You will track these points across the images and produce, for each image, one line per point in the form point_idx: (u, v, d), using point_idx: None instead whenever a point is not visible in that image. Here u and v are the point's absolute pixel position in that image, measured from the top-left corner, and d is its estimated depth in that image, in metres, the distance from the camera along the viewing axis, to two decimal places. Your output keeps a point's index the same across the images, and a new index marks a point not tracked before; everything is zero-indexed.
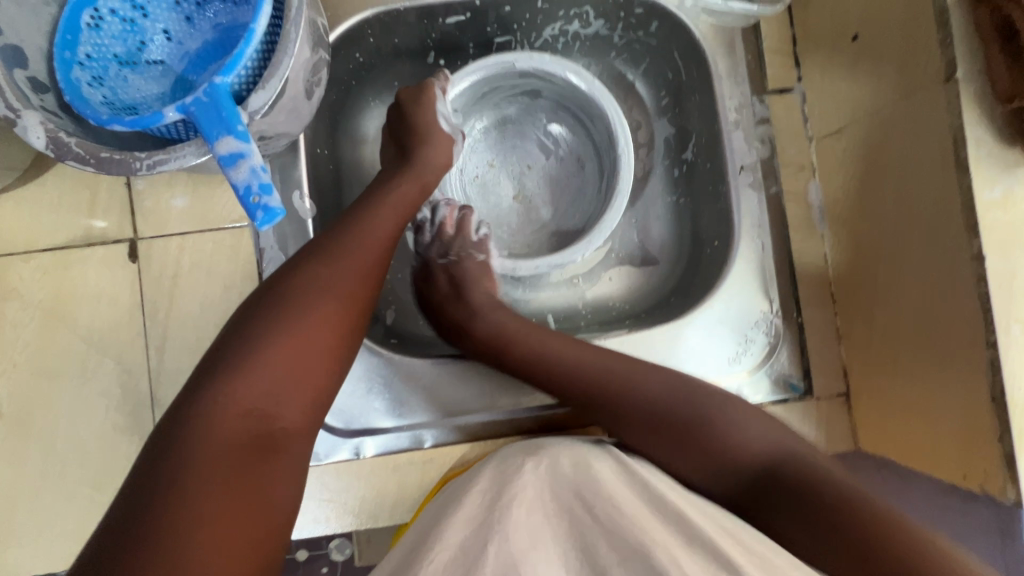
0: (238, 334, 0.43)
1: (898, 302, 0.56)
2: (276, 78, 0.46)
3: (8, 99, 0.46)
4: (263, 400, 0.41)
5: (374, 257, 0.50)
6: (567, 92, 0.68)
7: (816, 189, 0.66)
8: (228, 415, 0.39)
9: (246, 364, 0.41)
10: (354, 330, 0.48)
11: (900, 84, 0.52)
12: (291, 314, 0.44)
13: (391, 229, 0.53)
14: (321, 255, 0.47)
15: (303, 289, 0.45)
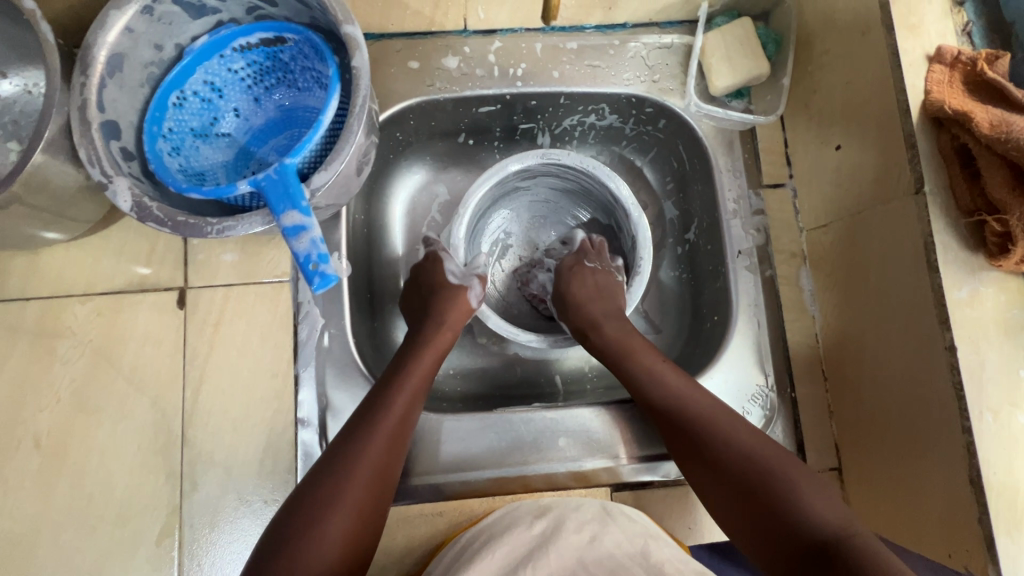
0: (288, 525, 0.49)
1: (883, 384, 0.61)
2: (337, 163, 0.54)
3: (104, 167, 0.53)
4: (307, 573, 0.47)
5: (392, 440, 0.56)
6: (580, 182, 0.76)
7: (807, 274, 0.72)
8: None
9: (287, 552, 0.47)
10: (368, 529, 0.52)
11: (877, 192, 0.60)
12: (332, 496, 0.51)
13: (410, 407, 0.59)
14: (352, 452, 0.54)
15: (325, 502, 0.50)
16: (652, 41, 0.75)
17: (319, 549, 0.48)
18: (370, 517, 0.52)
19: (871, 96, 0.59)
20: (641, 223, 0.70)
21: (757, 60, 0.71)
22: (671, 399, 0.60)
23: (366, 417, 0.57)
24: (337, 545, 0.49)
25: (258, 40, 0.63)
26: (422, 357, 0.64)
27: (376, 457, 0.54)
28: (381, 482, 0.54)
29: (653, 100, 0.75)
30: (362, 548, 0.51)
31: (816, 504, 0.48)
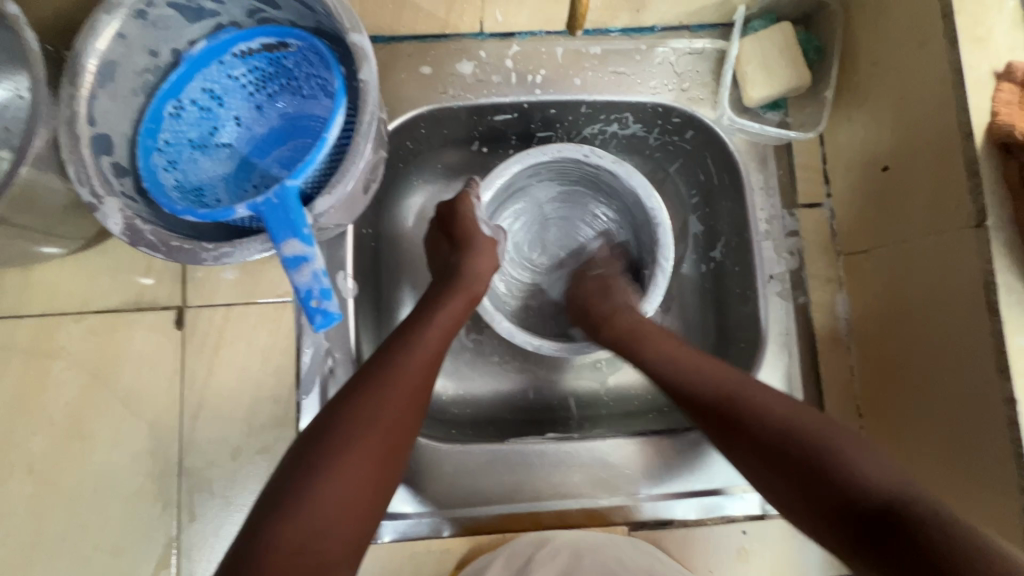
0: (298, 465, 0.44)
1: (925, 428, 0.57)
2: (342, 186, 0.50)
3: (93, 186, 0.49)
4: (322, 529, 0.42)
5: (419, 381, 0.51)
6: (579, 169, 0.71)
7: (843, 302, 0.67)
8: (281, 557, 0.40)
9: (302, 502, 0.42)
10: (392, 463, 0.48)
11: (929, 221, 0.55)
12: (348, 438, 0.46)
13: (436, 355, 0.55)
14: (377, 385, 0.49)
15: (346, 429, 0.46)
16: (682, 46, 0.70)
17: (334, 492, 0.43)
18: (388, 464, 0.47)
19: (928, 114, 0.54)
20: (635, 176, 0.66)
21: (797, 69, 0.65)
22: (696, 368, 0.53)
23: (392, 348, 0.53)
24: (353, 496, 0.44)
25: (260, 46, 0.58)
26: (449, 301, 0.59)
27: (401, 393, 0.50)
28: (404, 429, 0.49)
29: (681, 110, 0.70)
30: (378, 509, 0.46)
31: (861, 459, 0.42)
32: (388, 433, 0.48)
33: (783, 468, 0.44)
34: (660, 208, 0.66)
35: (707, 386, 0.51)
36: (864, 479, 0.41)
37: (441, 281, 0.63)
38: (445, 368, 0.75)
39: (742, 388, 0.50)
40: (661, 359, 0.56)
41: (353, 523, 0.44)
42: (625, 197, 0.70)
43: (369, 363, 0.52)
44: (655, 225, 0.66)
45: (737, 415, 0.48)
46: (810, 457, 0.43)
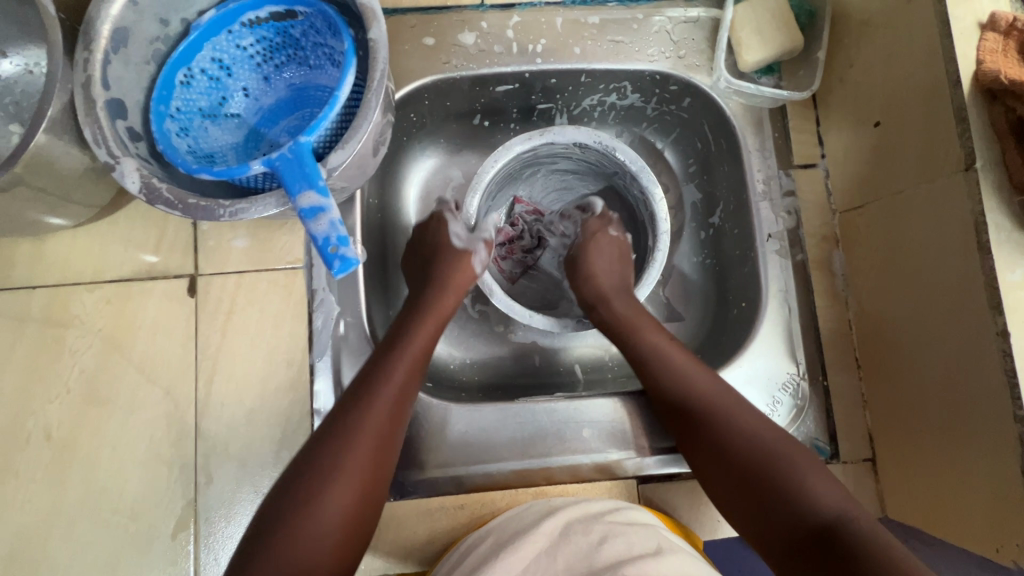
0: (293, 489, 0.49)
1: (921, 373, 0.59)
2: (354, 142, 0.51)
3: (110, 147, 0.51)
4: (312, 548, 0.47)
5: (397, 404, 0.55)
6: (548, 155, 0.73)
7: (839, 258, 0.69)
8: (282, 574, 0.45)
9: (296, 525, 0.47)
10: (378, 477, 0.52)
11: (921, 171, 0.57)
12: (350, 435, 0.51)
13: (417, 366, 0.58)
14: (360, 408, 0.53)
15: (332, 452, 0.50)
16: (677, 15, 0.72)
17: (341, 483, 0.49)
18: (375, 480, 0.52)
19: (916, 67, 0.57)
20: (601, 135, 0.69)
21: (790, 33, 0.67)
22: (679, 381, 0.59)
23: (375, 365, 0.56)
24: (342, 515, 0.49)
25: (268, 14, 0.59)
26: (443, 296, 0.64)
27: (386, 406, 0.54)
28: (400, 417, 0.55)
29: (678, 77, 0.72)
30: (368, 520, 0.51)
31: (818, 488, 0.49)
32: (386, 422, 0.54)
33: (741, 486, 0.52)
34: (610, 143, 0.68)
35: (671, 399, 0.59)
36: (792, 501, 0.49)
37: (427, 276, 0.67)
38: (453, 336, 0.77)
39: (788, 462, 0.51)
40: (714, 416, 0.56)
41: (355, 511, 0.50)
42: (578, 152, 0.72)
43: (355, 384, 0.55)
44: (637, 175, 0.68)
45: (773, 479, 0.51)
46: (822, 527, 0.47)
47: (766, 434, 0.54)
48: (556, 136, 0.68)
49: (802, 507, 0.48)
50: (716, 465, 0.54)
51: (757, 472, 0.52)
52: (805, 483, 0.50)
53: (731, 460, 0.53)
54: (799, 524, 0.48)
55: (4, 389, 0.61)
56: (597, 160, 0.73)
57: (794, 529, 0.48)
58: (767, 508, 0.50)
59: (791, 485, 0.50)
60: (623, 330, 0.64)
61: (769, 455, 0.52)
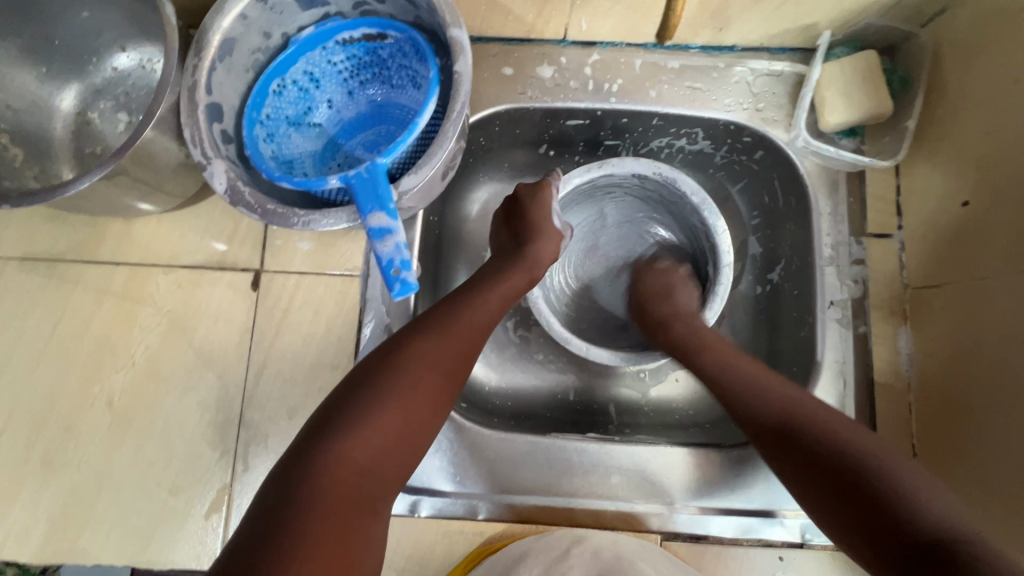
0: (358, 392, 0.47)
1: (991, 473, 0.54)
2: (427, 167, 0.53)
3: (205, 148, 0.54)
4: (373, 454, 0.44)
5: (475, 338, 0.54)
6: (609, 184, 0.74)
7: (906, 337, 0.65)
8: (339, 469, 0.42)
9: (360, 427, 0.45)
10: (444, 404, 0.51)
11: (1011, 259, 0.53)
12: (401, 382, 0.48)
13: (492, 321, 0.57)
14: (438, 333, 0.52)
15: (407, 366, 0.49)
16: (760, 67, 0.70)
17: (384, 424, 0.46)
18: (441, 405, 0.50)
19: (1018, 150, 0.53)
20: (660, 168, 0.68)
21: (879, 98, 0.65)
22: (767, 395, 0.52)
23: (455, 304, 0.56)
24: (401, 429, 0.47)
25: (361, 35, 0.63)
26: (511, 275, 0.62)
27: (463, 343, 0.53)
28: (458, 372, 0.52)
29: (753, 129, 0.70)
30: (422, 447, 0.49)
31: (927, 502, 0.40)
32: (444, 375, 0.51)
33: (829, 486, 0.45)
34: (668, 173, 0.68)
35: (766, 410, 0.51)
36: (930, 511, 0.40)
37: (499, 259, 0.65)
38: (491, 359, 0.77)
39: (874, 465, 0.44)
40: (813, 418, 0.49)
41: (403, 452, 0.47)
42: (636, 182, 0.73)
43: (434, 311, 0.55)
44: (699, 208, 0.68)
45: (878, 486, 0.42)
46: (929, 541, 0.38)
47: (888, 451, 0.45)
48: (613, 167, 0.69)
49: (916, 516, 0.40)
50: (806, 477, 0.46)
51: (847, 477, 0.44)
52: (917, 505, 0.40)
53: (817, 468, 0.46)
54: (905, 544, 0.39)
55: (81, 353, 0.66)
56: (658, 191, 0.73)
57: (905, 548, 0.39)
58: (867, 524, 0.41)
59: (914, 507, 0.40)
60: (682, 347, 0.62)
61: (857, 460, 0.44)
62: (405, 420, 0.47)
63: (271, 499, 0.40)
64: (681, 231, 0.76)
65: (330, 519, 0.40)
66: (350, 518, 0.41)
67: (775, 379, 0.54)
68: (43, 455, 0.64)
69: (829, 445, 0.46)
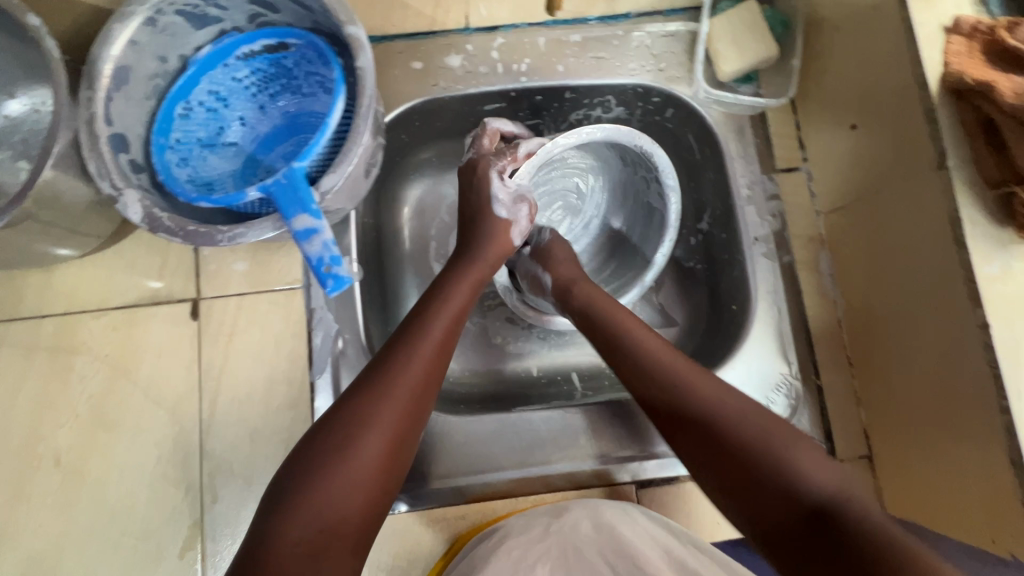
0: (303, 465, 0.45)
1: (913, 365, 0.59)
2: (345, 165, 0.53)
3: (113, 180, 0.53)
4: (326, 524, 0.43)
5: (425, 374, 0.51)
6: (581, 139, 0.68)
7: (826, 259, 0.70)
8: (281, 554, 0.41)
9: (307, 501, 0.43)
10: (400, 451, 0.48)
11: (898, 170, 0.58)
12: (357, 424, 0.47)
13: (443, 348, 0.54)
14: (381, 380, 0.49)
15: (352, 422, 0.47)
16: (656, 29, 0.74)
17: (332, 494, 0.44)
18: (396, 453, 0.48)
19: (886, 70, 0.58)
20: (640, 139, 0.63)
21: (765, 42, 0.69)
22: (658, 364, 0.54)
23: (401, 339, 0.53)
24: (354, 493, 0.45)
25: (262, 47, 0.63)
26: (458, 283, 0.59)
27: (409, 384, 0.50)
28: (408, 416, 0.49)
29: (660, 89, 0.74)
30: (386, 501, 0.47)
31: (803, 462, 0.45)
32: (392, 423, 0.48)
33: (717, 466, 0.47)
34: (647, 147, 0.64)
35: (649, 384, 0.54)
36: (770, 469, 0.45)
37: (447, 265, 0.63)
38: None
39: (750, 437, 0.47)
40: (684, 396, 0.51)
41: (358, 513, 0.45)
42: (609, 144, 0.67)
43: (382, 351, 0.53)
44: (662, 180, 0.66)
45: (746, 453, 0.46)
46: (814, 507, 0.42)
47: (762, 419, 0.48)
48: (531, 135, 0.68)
49: (800, 478, 0.44)
50: (699, 448, 0.49)
51: (741, 450, 0.47)
52: (799, 469, 0.44)
53: (703, 442, 0.48)
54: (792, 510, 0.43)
55: (17, 415, 0.63)
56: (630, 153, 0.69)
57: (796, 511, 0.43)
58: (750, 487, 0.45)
59: (789, 472, 0.44)
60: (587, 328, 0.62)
61: (740, 445, 0.47)
62: (354, 482, 0.45)
63: (238, 568, 0.41)
64: (637, 212, 0.76)
65: None
66: None
67: (653, 342, 0.56)
68: None
69: (730, 434, 0.48)
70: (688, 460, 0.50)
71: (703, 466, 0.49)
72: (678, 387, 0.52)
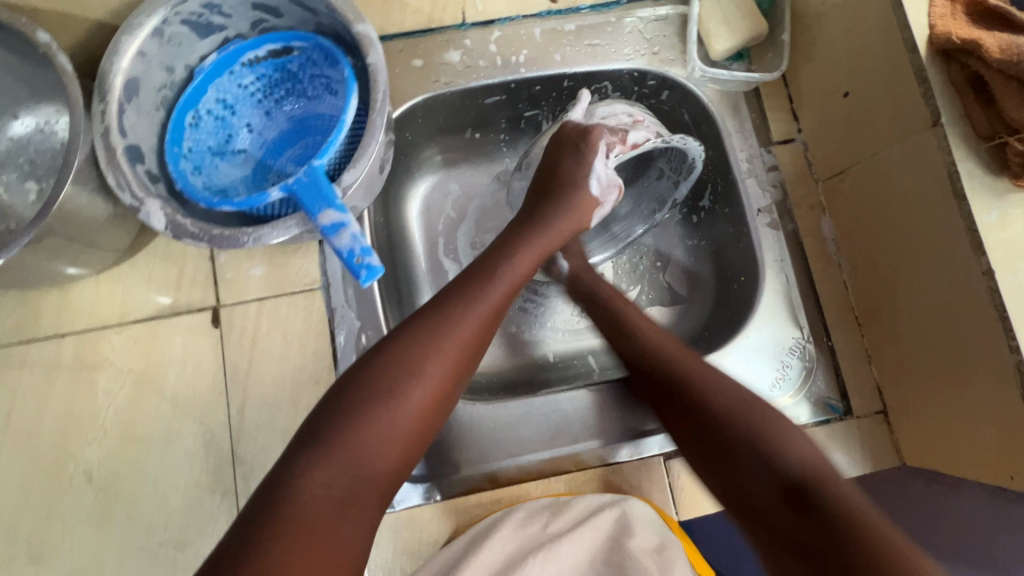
0: (349, 402, 0.48)
1: (921, 318, 0.61)
2: (364, 160, 0.54)
3: (134, 190, 0.53)
4: (366, 458, 0.46)
5: (478, 333, 0.53)
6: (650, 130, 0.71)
7: (829, 225, 0.73)
8: (316, 485, 0.44)
9: (355, 437, 0.46)
10: (444, 399, 0.51)
11: (892, 132, 0.61)
12: (402, 378, 0.49)
13: (498, 312, 0.56)
14: (436, 332, 0.51)
15: (400, 366, 0.49)
16: (648, 14, 0.76)
17: (377, 433, 0.47)
18: (440, 402, 0.51)
19: (875, 36, 0.61)
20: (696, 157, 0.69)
21: (754, 20, 0.72)
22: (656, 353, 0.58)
23: (451, 294, 0.55)
24: (398, 433, 0.48)
25: (267, 53, 0.64)
26: (520, 254, 0.60)
27: (463, 339, 0.52)
28: (457, 370, 0.52)
29: (654, 73, 0.76)
30: (421, 444, 0.51)
31: (791, 443, 0.46)
32: (442, 374, 0.50)
33: (716, 445, 0.49)
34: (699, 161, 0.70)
35: (672, 359, 0.56)
36: (789, 454, 0.45)
37: (513, 229, 0.64)
38: None
39: (751, 422, 0.48)
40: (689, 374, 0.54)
41: (396, 450, 0.48)
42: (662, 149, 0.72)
43: (432, 302, 0.54)
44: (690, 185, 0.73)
45: (751, 437, 0.47)
46: (797, 483, 0.43)
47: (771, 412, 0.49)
48: (645, 121, 0.70)
49: (780, 456, 0.45)
50: (700, 436, 0.50)
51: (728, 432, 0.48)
52: (779, 448, 0.45)
53: (712, 428, 0.49)
54: (776, 483, 0.44)
55: (44, 436, 0.62)
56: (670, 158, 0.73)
57: (776, 481, 0.44)
58: (736, 462, 0.47)
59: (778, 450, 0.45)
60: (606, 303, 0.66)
61: (758, 427, 0.47)
62: (396, 421, 0.48)
63: (265, 496, 0.44)
64: (627, 193, 0.80)
65: (315, 530, 0.43)
66: (331, 523, 0.44)
67: (663, 336, 0.60)
68: (28, 549, 0.60)
69: (727, 411, 0.49)
70: (692, 453, 0.51)
71: (707, 449, 0.50)
72: (683, 371, 0.55)
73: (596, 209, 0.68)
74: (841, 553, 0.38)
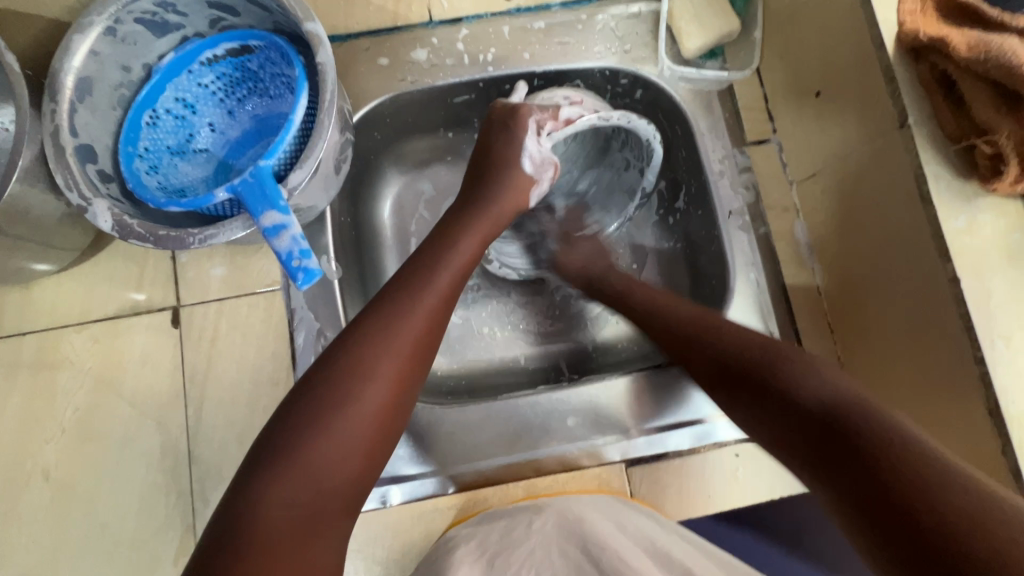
0: (295, 417, 0.46)
1: (891, 326, 0.59)
2: (311, 159, 0.53)
3: (81, 190, 0.53)
4: (322, 473, 0.44)
5: (424, 330, 0.52)
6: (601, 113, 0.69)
7: (802, 228, 0.70)
8: (273, 506, 0.42)
9: (306, 452, 0.44)
10: (397, 405, 0.50)
11: (862, 132, 0.59)
12: (350, 381, 0.47)
13: (443, 305, 0.55)
14: (380, 334, 0.50)
15: (347, 374, 0.48)
16: (620, 11, 0.74)
17: (328, 445, 0.45)
18: (393, 407, 0.49)
19: (845, 33, 0.59)
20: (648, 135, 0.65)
21: (726, 17, 0.70)
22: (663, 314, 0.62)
23: (395, 291, 0.53)
24: (351, 444, 0.46)
25: (225, 52, 0.63)
26: (461, 245, 0.59)
27: (409, 338, 0.51)
28: (405, 371, 0.50)
29: (628, 71, 0.74)
30: (381, 452, 0.49)
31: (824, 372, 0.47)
32: (389, 378, 0.49)
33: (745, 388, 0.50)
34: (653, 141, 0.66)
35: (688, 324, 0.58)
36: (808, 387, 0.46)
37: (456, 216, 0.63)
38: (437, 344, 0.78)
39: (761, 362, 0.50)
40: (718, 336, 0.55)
41: (352, 463, 0.46)
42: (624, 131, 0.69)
43: (375, 301, 0.53)
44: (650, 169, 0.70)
45: (762, 376, 0.49)
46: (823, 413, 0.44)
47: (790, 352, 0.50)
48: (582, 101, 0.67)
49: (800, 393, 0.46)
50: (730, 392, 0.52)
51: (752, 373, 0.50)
52: (796, 383, 0.47)
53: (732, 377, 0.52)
54: (805, 420, 0.44)
55: (3, 433, 0.63)
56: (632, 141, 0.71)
57: (806, 418, 0.45)
58: (768, 406, 0.48)
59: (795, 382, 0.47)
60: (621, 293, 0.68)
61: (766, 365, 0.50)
62: (350, 434, 0.46)
63: (222, 521, 0.42)
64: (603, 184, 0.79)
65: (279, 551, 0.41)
66: (296, 543, 0.42)
67: (679, 305, 0.62)
68: None
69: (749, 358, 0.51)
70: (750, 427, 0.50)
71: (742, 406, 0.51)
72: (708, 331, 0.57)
73: (532, 188, 0.67)
74: (878, 481, 0.38)
